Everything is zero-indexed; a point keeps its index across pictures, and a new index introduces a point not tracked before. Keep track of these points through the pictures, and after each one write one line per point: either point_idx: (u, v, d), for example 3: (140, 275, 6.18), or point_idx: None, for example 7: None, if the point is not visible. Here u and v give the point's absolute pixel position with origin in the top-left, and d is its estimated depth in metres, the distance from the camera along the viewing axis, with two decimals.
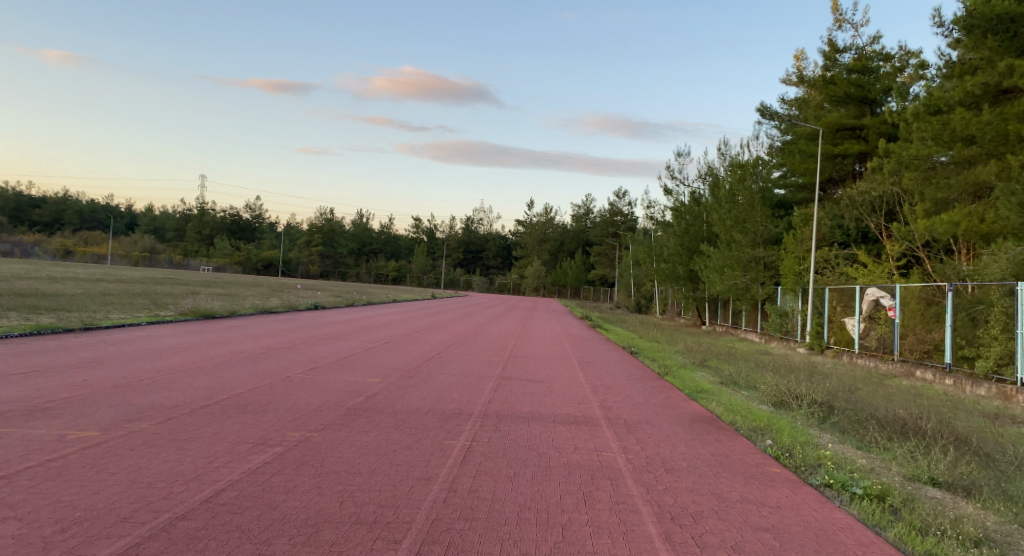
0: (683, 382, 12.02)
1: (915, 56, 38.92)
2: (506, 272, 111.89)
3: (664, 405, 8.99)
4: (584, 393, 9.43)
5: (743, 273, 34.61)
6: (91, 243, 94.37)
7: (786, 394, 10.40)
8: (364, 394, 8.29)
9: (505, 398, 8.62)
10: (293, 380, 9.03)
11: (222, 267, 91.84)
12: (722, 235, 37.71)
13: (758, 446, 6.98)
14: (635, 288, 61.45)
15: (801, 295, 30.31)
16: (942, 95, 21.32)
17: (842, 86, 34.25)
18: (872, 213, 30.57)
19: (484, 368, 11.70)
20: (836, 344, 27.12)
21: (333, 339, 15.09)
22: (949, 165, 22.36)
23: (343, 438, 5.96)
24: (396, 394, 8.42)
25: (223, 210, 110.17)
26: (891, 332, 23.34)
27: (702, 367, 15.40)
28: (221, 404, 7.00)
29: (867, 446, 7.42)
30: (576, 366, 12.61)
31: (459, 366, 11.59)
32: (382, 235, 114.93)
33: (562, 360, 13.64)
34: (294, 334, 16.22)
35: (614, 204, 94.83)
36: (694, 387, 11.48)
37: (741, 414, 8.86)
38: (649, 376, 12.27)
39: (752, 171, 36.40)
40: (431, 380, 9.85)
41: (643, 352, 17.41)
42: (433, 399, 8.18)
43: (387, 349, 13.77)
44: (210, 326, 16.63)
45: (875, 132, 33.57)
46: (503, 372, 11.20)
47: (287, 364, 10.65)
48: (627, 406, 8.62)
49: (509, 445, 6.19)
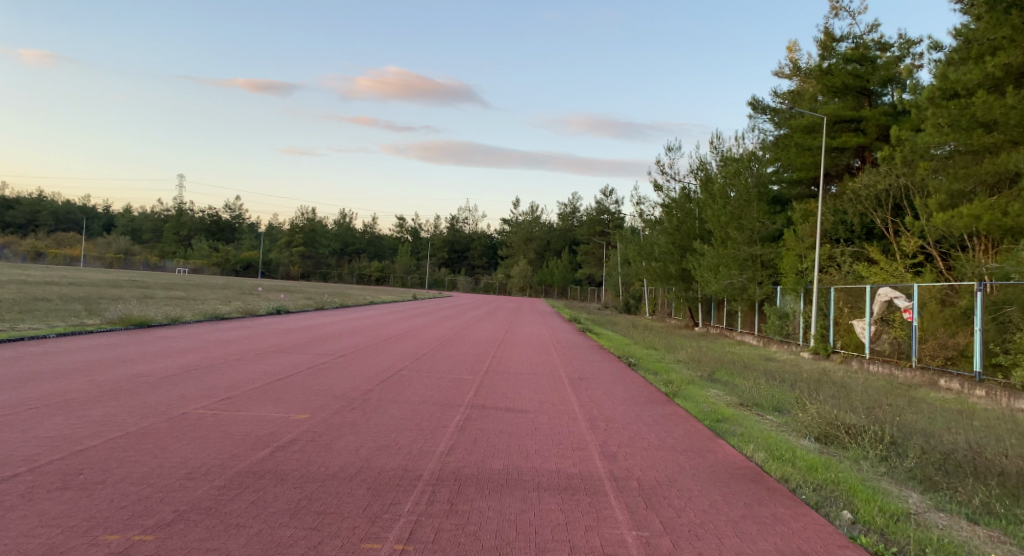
0: (696, 406, 9.76)
1: (912, 44, 37.21)
2: (492, 272, 109.60)
3: (686, 450, 6.73)
4: (580, 433, 7.14)
5: (739, 272, 32.50)
6: (63, 245, 91.18)
7: (831, 422, 8.21)
8: (274, 444, 5.91)
9: (473, 446, 6.30)
10: (185, 420, 6.65)
11: (200, 269, 89.02)
12: (716, 232, 35.67)
13: (838, 528, 4.72)
14: (624, 288, 59.52)
15: (803, 296, 28.31)
16: (958, 77, 19.22)
17: (840, 76, 32.19)
18: (878, 208, 28.59)
19: (450, 392, 9.36)
20: (844, 348, 25.09)
21: (278, 353, 12.72)
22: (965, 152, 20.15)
23: (193, 549, 3.61)
24: (322, 444, 6.08)
25: (202, 210, 107.14)
26: (907, 336, 21.26)
27: (712, 382, 13.16)
28: (35, 473, 4.62)
29: (984, 518, 5.21)
30: (566, 387, 10.31)
31: (421, 391, 9.26)
32: (366, 234, 112.26)
33: (549, 378, 11.36)
34: (234, 346, 13.77)
35: (601, 203, 92.67)
36: (713, 414, 9.24)
37: (788, 460, 6.64)
38: (655, 398, 10.00)
39: (748, 164, 34.02)
40: (378, 415, 7.48)
41: (643, 362, 15.20)
42: (369, 452, 5.84)
43: (338, 367, 11.38)
44: (139, 336, 14.23)
45: (875, 124, 31.69)
46: (476, 398, 8.86)
47: (197, 391, 8.27)
48: (637, 457, 6.32)
49: (466, 549, 3.88)
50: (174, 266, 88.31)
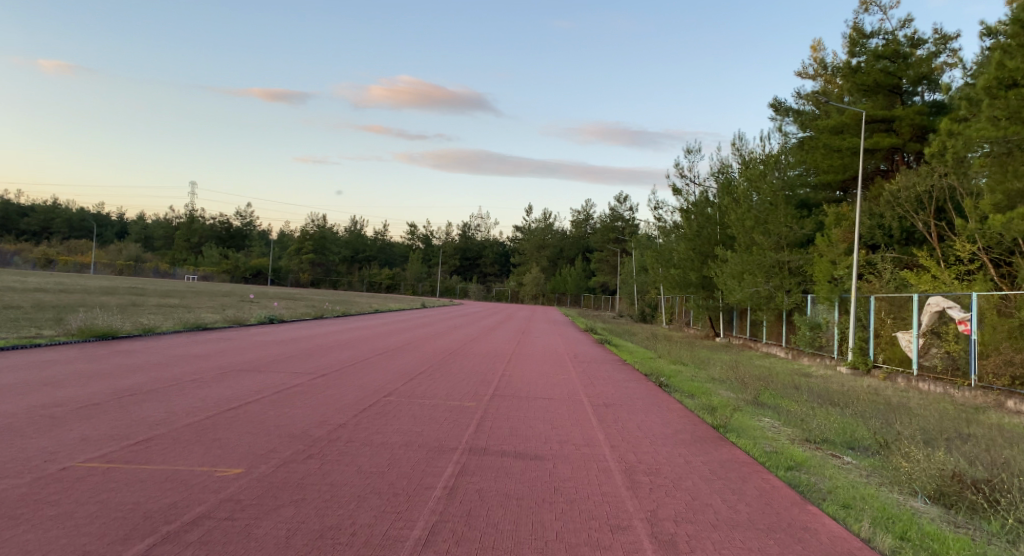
0: (758, 446, 7.69)
1: (945, 41, 35.05)
2: (503, 280, 107.76)
3: (776, 530, 4.65)
4: (618, 500, 5.09)
5: (766, 280, 30.28)
6: (74, 252, 90.25)
7: (949, 474, 6.09)
8: (162, 531, 3.89)
9: (463, 530, 4.25)
10: (57, 481, 4.64)
11: (209, 276, 87.95)
12: (739, 238, 33.47)
13: None
14: (639, 297, 57.34)
15: (838, 306, 26.09)
16: (1018, 64, 16.66)
17: (871, 73, 29.99)
18: (919, 210, 26.31)
19: (442, 427, 7.34)
20: (887, 362, 22.84)
21: (248, 373, 10.73)
22: (1014, 147, 17.41)
23: None
24: (238, 526, 4.06)
25: (214, 217, 105.97)
26: (964, 350, 19.04)
27: (760, 408, 11.08)
28: None
29: None
30: (589, 420, 8.27)
31: (405, 426, 7.24)
32: (376, 242, 110.73)
33: (568, 405, 9.32)
34: (200, 361, 11.78)
35: (614, 209, 90.64)
36: (782, 459, 7.17)
37: (927, 545, 4.56)
38: (703, 435, 7.91)
39: (773, 166, 31.68)
40: (339, 468, 5.48)
41: (675, 382, 13.14)
42: (307, 547, 3.80)
43: (311, 391, 9.39)
44: (94, 349, 12.30)
45: (909, 124, 29.47)
46: (476, 438, 6.83)
47: (111, 427, 6.28)
48: (709, 546, 4.26)
49: None
50: (183, 273, 87.03)
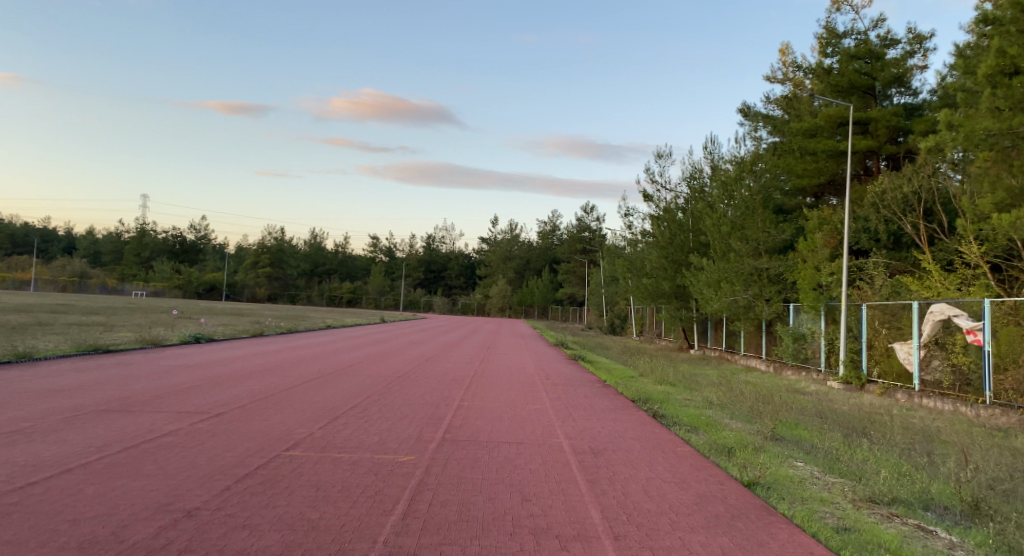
0: (820, 522, 5.23)
1: (917, 43, 33.70)
2: (469, 292, 105.02)
3: None
4: None
5: (744, 288, 28.00)
6: (13, 269, 84.54)
7: None
8: None
9: None
10: None
11: (159, 292, 83.33)
12: (713, 244, 31.15)
13: None
14: (609, 309, 55.23)
15: (824, 315, 23.70)
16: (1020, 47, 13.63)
17: (845, 73, 28.15)
18: (906, 213, 24.33)
19: (352, 510, 4.74)
20: (883, 377, 20.71)
21: (110, 415, 7.93)
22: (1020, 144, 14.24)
23: None
24: None
25: (166, 231, 101.01)
26: (975, 364, 16.94)
27: (784, 446, 8.70)
28: None
29: None
30: (574, 483, 5.74)
31: (295, 512, 4.64)
32: (337, 254, 106.90)
33: (544, 456, 6.79)
34: (52, 399, 8.85)
35: (581, 219, 88.62)
36: (867, 548, 4.71)
37: None
38: (738, 506, 5.42)
39: (749, 169, 29.55)
40: None
41: (669, 411, 10.67)
42: None
43: (182, 444, 6.63)
44: None
45: (884, 125, 27.56)
46: (404, 536, 4.26)
47: None
48: None
49: None
50: (132, 289, 82.17)
